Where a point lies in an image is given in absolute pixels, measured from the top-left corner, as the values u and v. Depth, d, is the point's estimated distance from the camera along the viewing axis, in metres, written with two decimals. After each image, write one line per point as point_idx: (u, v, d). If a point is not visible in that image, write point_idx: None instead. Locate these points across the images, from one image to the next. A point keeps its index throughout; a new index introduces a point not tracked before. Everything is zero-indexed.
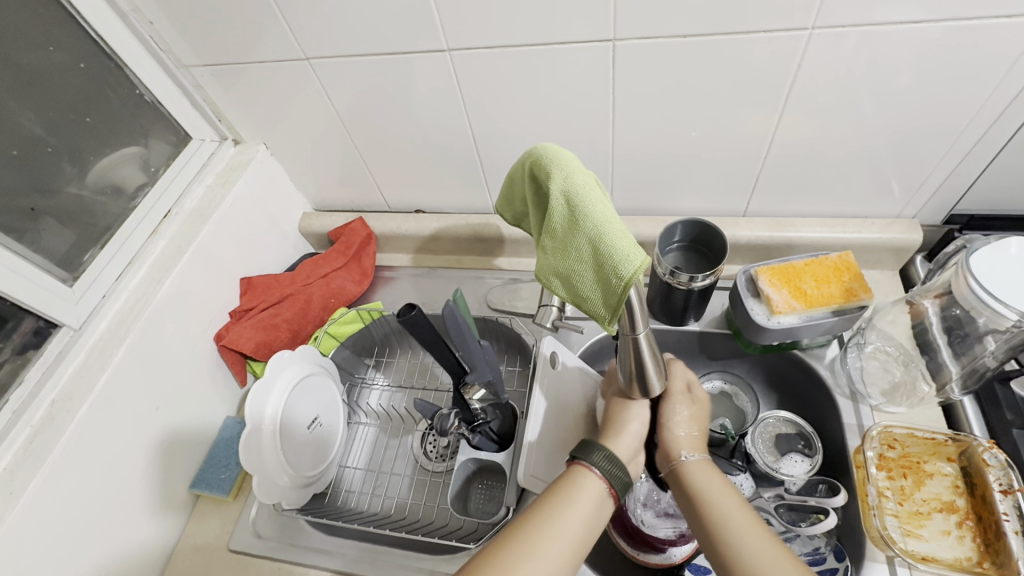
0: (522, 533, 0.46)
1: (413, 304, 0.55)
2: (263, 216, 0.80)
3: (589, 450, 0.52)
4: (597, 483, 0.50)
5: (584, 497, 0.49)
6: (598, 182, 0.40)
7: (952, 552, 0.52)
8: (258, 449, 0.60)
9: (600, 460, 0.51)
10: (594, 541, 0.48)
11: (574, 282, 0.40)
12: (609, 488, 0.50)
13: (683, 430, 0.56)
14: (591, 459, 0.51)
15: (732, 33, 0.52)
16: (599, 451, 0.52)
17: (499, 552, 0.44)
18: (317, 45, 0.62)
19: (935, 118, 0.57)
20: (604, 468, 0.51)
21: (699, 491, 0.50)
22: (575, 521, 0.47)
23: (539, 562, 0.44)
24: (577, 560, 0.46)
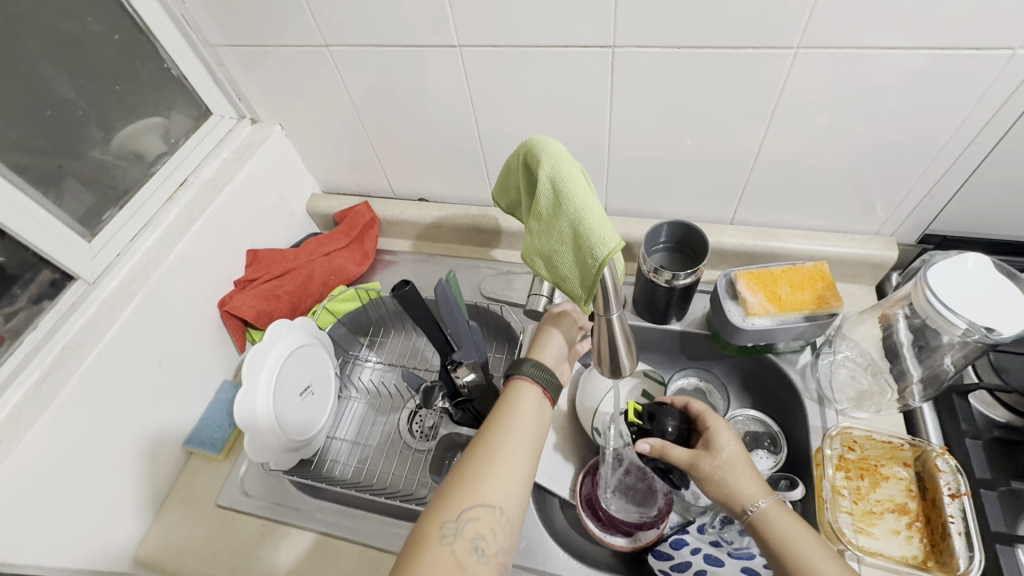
0: (484, 445, 0.52)
1: (407, 280, 0.59)
2: (274, 193, 0.84)
3: (519, 362, 0.58)
4: (533, 388, 0.57)
5: (529, 400, 0.56)
6: (584, 172, 0.44)
7: (899, 550, 0.55)
8: (251, 408, 0.64)
9: (531, 369, 0.58)
10: (546, 433, 0.55)
11: (555, 262, 0.43)
12: (541, 391, 0.57)
13: (733, 475, 0.51)
14: (522, 369, 0.58)
15: (724, 47, 0.55)
16: (529, 362, 0.58)
17: (467, 466, 0.50)
18: (338, 32, 0.65)
19: (912, 142, 0.60)
20: (534, 373, 0.57)
21: (789, 548, 0.47)
22: (528, 425, 0.54)
23: (506, 465, 0.50)
24: (536, 451, 0.54)
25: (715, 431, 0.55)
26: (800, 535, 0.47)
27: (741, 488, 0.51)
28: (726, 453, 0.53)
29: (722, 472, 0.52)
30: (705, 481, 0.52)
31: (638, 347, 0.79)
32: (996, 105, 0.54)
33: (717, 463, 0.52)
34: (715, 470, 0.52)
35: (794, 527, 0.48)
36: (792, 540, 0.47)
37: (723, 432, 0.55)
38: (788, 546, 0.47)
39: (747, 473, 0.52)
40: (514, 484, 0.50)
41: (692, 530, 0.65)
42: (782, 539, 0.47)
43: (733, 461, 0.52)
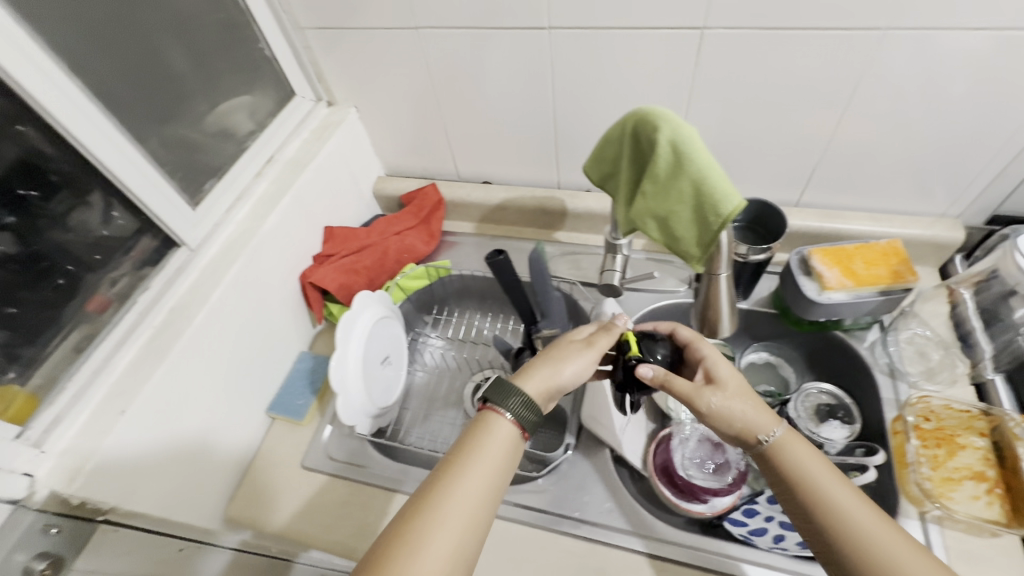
0: (428, 499, 0.42)
1: (500, 250, 0.61)
2: (348, 173, 0.87)
3: (506, 392, 0.47)
4: (510, 427, 0.47)
5: (494, 442, 0.46)
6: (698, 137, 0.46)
7: (981, 515, 0.56)
8: (343, 373, 0.66)
9: (518, 405, 0.47)
10: (507, 484, 0.46)
11: (671, 223, 0.46)
12: (518, 430, 0.47)
13: (742, 404, 0.50)
14: (506, 403, 0.47)
15: (810, 29, 0.58)
16: (518, 395, 0.47)
17: (405, 538, 0.40)
18: (429, 15, 0.69)
19: (987, 123, 0.62)
20: (518, 412, 0.47)
21: (807, 478, 0.45)
22: (484, 476, 0.44)
23: (453, 533, 0.40)
24: (491, 511, 0.43)
25: (714, 361, 0.53)
26: (820, 469, 0.45)
27: (757, 421, 0.49)
28: (729, 383, 0.52)
29: (729, 404, 0.50)
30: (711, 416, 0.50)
31: None
32: None
33: (727, 395, 0.51)
34: (721, 402, 0.50)
35: (815, 462, 0.46)
36: (813, 474, 0.45)
37: (722, 362, 0.54)
38: (810, 481, 0.45)
39: (751, 402, 0.50)
40: (460, 558, 0.40)
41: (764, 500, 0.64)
42: (801, 469, 0.46)
43: (739, 394, 0.51)
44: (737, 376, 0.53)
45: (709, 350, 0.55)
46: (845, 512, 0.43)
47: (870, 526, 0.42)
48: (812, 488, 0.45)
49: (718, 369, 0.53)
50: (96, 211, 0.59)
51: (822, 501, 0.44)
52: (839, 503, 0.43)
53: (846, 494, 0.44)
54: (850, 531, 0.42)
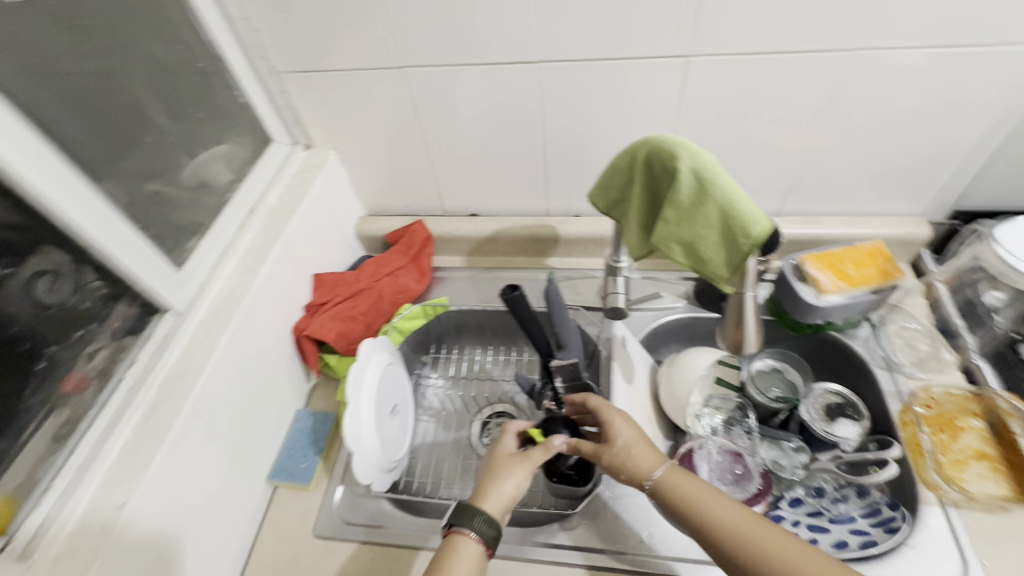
0: None
1: (515, 286, 0.61)
2: (331, 216, 0.84)
3: (470, 514, 0.52)
4: (474, 547, 0.51)
5: (460, 563, 0.49)
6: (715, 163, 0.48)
7: (992, 492, 0.60)
8: (358, 429, 0.63)
9: (479, 525, 0.51)
10: None
11: (698, 247, 0.47)
12: (483, 549, 0.51)
13: (630, 454, 0.55)
14: (471, 526, 0.51)
15: (787, 53, 0.62)
16: (478, 517, 0.52)
17: None
18: (414, 54, 0.68)
19: (945, 129, 0.68)
20: (483, 531, 0.51)
21: (688, 502, 0.50)
22: None
23: None
24: None
25: (611, 421, 0.58)
26: (697, 486, 0.51)
27: (642, 462, 0.55)
28: (624, 437, 0.57)
29: (625, 453, 0.56)
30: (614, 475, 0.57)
31: (702, 338, 0.83)
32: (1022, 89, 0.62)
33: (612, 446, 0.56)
34: (615, 458, 0.56)
35: (690, 482, 0.52)
36: (689, 493, 0.51)
37: (620, 417, 0.59)
38: (688, 499, 0.51)
39: (636, 443, 0.56)
40: None
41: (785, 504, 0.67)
42: (681, 495, 0.51)
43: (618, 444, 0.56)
44: (632, 423, 0.58)
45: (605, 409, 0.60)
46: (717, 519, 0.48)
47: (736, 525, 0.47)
48: (691, 506, 0.50)
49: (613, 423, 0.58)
50: (68, 280, 0.54)
51: (701, 521, 0.49)
52: (712, 514, 0.49)
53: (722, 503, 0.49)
54: (726, 537, 0.47)
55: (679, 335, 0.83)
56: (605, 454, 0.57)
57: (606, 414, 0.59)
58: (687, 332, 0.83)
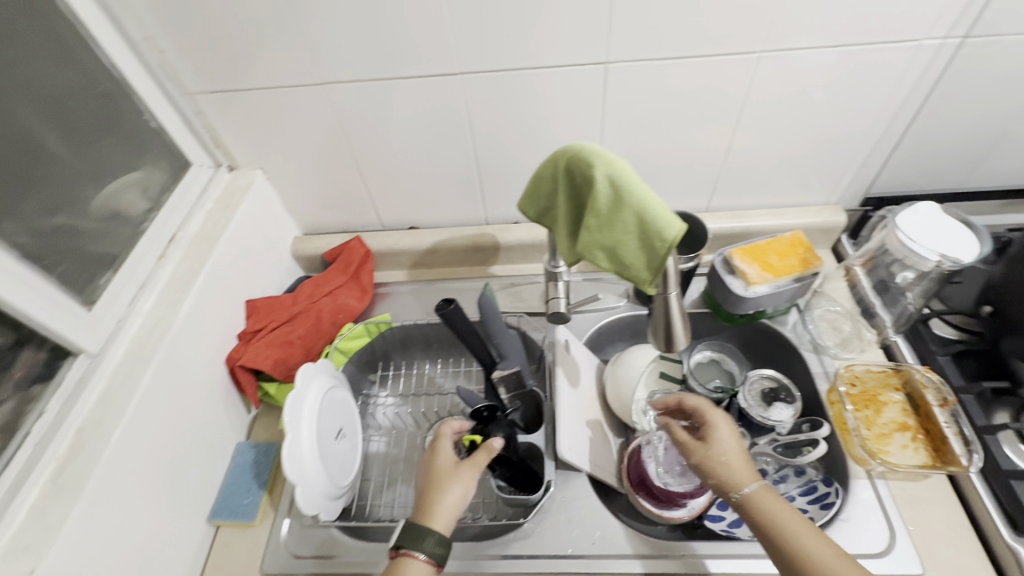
0: None
1: (450, 299, 0.60)
2: (262, 239, 0.81)
3: (419, 536, 0.52)
4: (425, 567, 0.51)
5: None
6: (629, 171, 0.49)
7: (913, 461, 0.63)
8: (300, 459, 0.60)
9: (431, 546, 0.52)
10: None
11: (619, 252, 0.48)
12: (434, 567, 0.52)
13: (724, 464, 0.57)
14: (424, 548, 0.52)
15: (699, 57, 0.64)
16: (429, 538, 0.52)
17: None
18: (333, 70, 0.67)
19: (850, 122, 0.72)
20: (433, 551, 0.52)
21: (778, 526, 0.51)
22: None
23: None
24: None
25: (716, 425, 0.61)
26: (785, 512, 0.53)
27: (745, 477, 0.56)
28: (727, 445, 0.59)
29: (716, 463, 0.58)
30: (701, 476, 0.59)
31: (645, 334, 0.85)
32: (912, 82, 0.67)
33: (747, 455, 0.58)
34: (708, 461, 0.58)
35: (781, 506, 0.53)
36: (778, 518, 0.52)
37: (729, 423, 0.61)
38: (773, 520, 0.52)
39: (740, 455, 0.58)
40: None
41: None
42: (770, 517, 0.52)
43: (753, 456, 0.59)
44: (733, 432, 0.61)
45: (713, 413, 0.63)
46: (805, 546, 0.50)
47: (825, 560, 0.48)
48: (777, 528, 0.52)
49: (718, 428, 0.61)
50: None
51: (785, 546, 0.50)
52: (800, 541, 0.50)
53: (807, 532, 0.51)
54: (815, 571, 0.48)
55: (622, 333, 0.85)
56: (700, 457, 0.59)
57: (715, 421, 0.61)
58: (630, 330, 0.85)
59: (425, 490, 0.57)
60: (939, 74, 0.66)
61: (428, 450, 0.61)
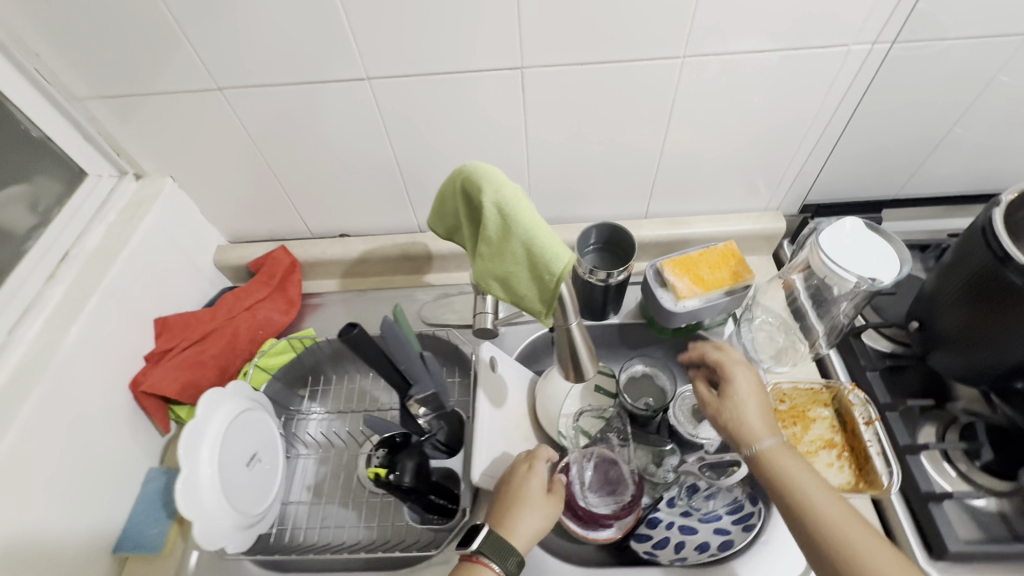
0: None
1: (354, 323, 0.55)
2: (176, 251, 0.76)
3: (504, 554, 0.53)
4: None
5: None
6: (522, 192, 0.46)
7: (837, 480, 0.61)
8: (197, 495, 0.58)
9: (512, 565, 0.53)
10: None
11: (512, 283, 0.45)
12: None
13: (747, 417, 0.57)
14: (503, 565, 0.53)
15: (621, 62, 0.60)
16: (512, 557, 0.54)
17: None
18: (230, 75, 0.62)
19: (786, 126, 0.69)
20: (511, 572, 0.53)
21: (796, 485, 0.52)
22: None
23: None
24: None
25: (736, 377, 0.60)
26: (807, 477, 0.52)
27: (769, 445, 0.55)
28: (748, 402, 0.59)
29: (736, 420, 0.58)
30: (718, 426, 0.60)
31: None
32: (844, 88, 0.64)
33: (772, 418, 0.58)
34: (729, 412, 0.59)
35: (805, 472, 0.52)
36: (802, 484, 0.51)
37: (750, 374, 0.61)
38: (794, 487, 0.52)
39: (761, 412, 0.58)
40: None
41: (663, 506, 0.68)
42: (785, 474, 0.53)
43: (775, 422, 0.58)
44: (755, 385, 0.60)
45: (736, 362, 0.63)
46: (824, 516, 0.49)
47: (844, 526, 0.48)
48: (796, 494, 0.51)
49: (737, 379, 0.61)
50: None
51: (801, 501, 0.51)
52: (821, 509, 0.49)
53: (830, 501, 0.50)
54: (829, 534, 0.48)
55: None
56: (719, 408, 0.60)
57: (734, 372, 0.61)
58: None
59: (503, 509, 0.58)
60: (871, 79, 0.63)
61: (520, 469, 0.63)
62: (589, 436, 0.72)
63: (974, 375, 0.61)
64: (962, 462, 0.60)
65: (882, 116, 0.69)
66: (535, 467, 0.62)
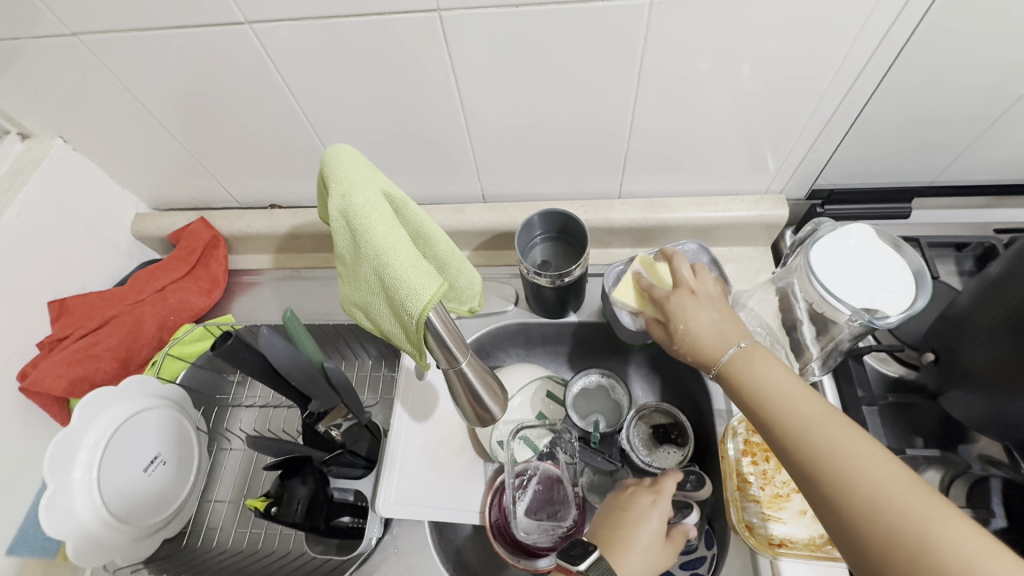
0: None
1: (229, 331, 0.47)
2: (74, 225, 0.68)
3: None
4: None
5: None
6: (368, 181, 0.35)
7: (807, 531, 0.52)
8: (69, 509, 0.53)
9: None
10: None
11: (372, 315, 0.35)
12: None
13: (709, 319, 0.47)
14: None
15: (569, 3, 0.46)
16: None
17: None
18: (84, 19, 0.50)
19: (794, 89, 0.53)
20: None
21: (760, 394, 0.42)
22: None
23: None
24: None
25: (691, 288, 0.50)
26: (842, 439, 0.37)
27: (766, 388, 0.42)
28: (702, 299, 0.49)
29: (688, 342, 0.47)
30: (680, 347, 0.48)
31: (539, 343, 0.72)
32: (875, 41, 0.48)
33: (777, 359, 0.44)
34: (691, 324, 0.47)
35: (844, 431, 0.37)
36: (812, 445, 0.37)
37: (706, 292, 0.50)
38: (802, 440, 0.38)
39: (725, 323, 0.47)
40: None
41: None
42: (758, 380, 0.42)
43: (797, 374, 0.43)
44: (715, 299, 0.49)
45: (686, 274, 0.51)
46: (868, 486, 0.34)
47: (818, 428, 0.38)
48: (811, 449, 0.37)
49: (688, 302, 0.49)
50: None
51: (762, 408, 0.41)
52: (845, 457, 0.36)
53: (859, 447, 0.36)
54: (798, 432, 0.39)
55: (514, 340, 0.71)
56: (681, 319, 0.48)
57: (696, 287, 0.50)
58: (521, 337, 0.71)
59: (615, 537, 0.47)
60: (914, 27, 0.47)
61: (646, 496, 0.50)
62: (534, 449, 0.62)
63: (998, 426, 0.48)
64: None
65: (924, 85, 0.53)
66: (663, 498, 0.50)
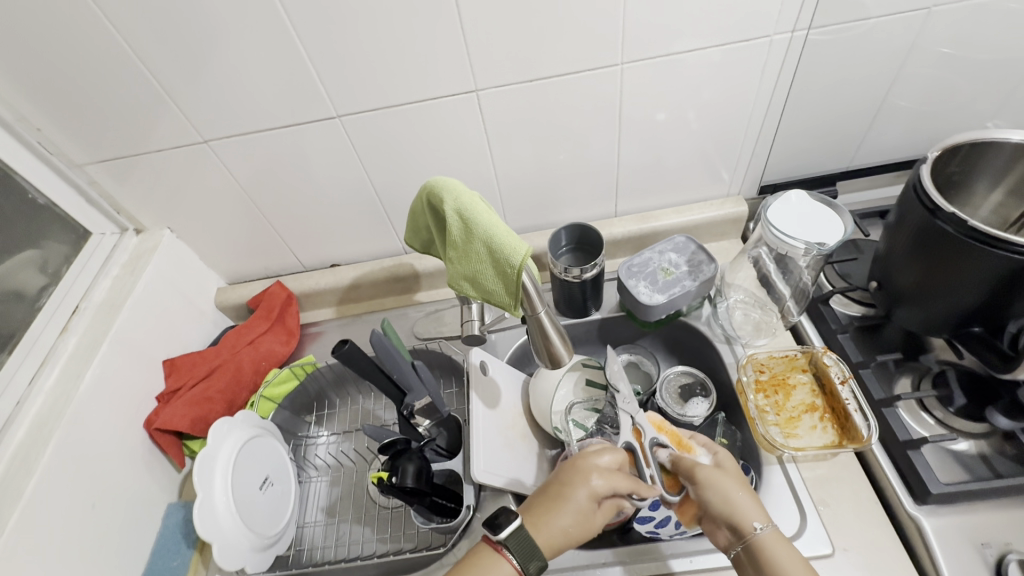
0: None
1: (343, 340, 0.59)
2: (178, 297, 0.81)
3: (526, 554, 0.50)
4: (507, 566, 0.50)
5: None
6: (480, 201, 0.54)
7: (820, 441, 0.64)
8: (213, 516, 0.62)
9: (532, 567, 0.50)
10: None
11: (480, 280, 0.52)
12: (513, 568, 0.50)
13: (743, 493, 0.53)
14: (523, 565, 0.50)
15: (567, 75, 0.66)
16: (532, 560, 0.50)
17: None
18: (215, 128, 0.68)
19: (731, 115, 0.74)
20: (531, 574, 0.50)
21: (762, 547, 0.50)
22: None
23: None
24: None
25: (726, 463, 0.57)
26: None
27: (774, 549, 0.50)
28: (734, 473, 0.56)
29: (724, 507, 0.53)
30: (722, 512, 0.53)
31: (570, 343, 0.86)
32: (777, 74, 0.69)
33: (793, 550, 0.50)
34: (727, 492, 0.53)
35: None
36: None
37: (735, 472, 0.56)
38: None
39: (752, 500, 0.53)
40: None
41: None
42: (771, 552, 0.50)
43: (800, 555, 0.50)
44: (735, 472, 0.56)
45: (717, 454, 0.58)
46: None
47: None
48: None
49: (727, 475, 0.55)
50: None
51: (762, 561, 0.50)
52: None
53: None
54: None
55: None
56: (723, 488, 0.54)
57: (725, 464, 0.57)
58: None
59: (543, 507, 0.54)
60: (798, 61, 0.68)
61: (581, 471, 0.56)
62: (585, 429, 0.72)
63: (938, 324, 0.63)
64: (937, 409, 0.63)
65: (819, 100, 0.74)
66: (596, 480, 0.55)
